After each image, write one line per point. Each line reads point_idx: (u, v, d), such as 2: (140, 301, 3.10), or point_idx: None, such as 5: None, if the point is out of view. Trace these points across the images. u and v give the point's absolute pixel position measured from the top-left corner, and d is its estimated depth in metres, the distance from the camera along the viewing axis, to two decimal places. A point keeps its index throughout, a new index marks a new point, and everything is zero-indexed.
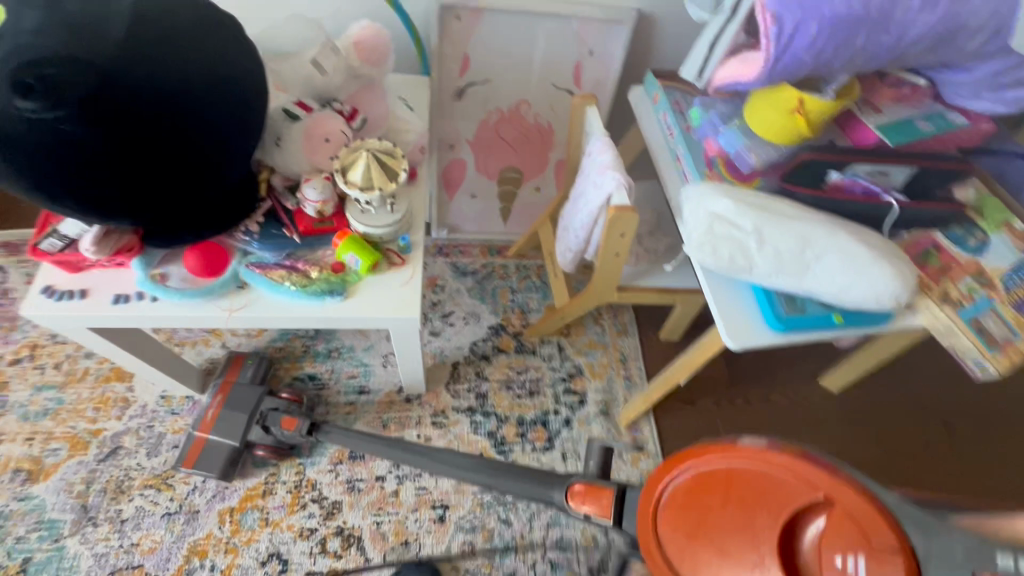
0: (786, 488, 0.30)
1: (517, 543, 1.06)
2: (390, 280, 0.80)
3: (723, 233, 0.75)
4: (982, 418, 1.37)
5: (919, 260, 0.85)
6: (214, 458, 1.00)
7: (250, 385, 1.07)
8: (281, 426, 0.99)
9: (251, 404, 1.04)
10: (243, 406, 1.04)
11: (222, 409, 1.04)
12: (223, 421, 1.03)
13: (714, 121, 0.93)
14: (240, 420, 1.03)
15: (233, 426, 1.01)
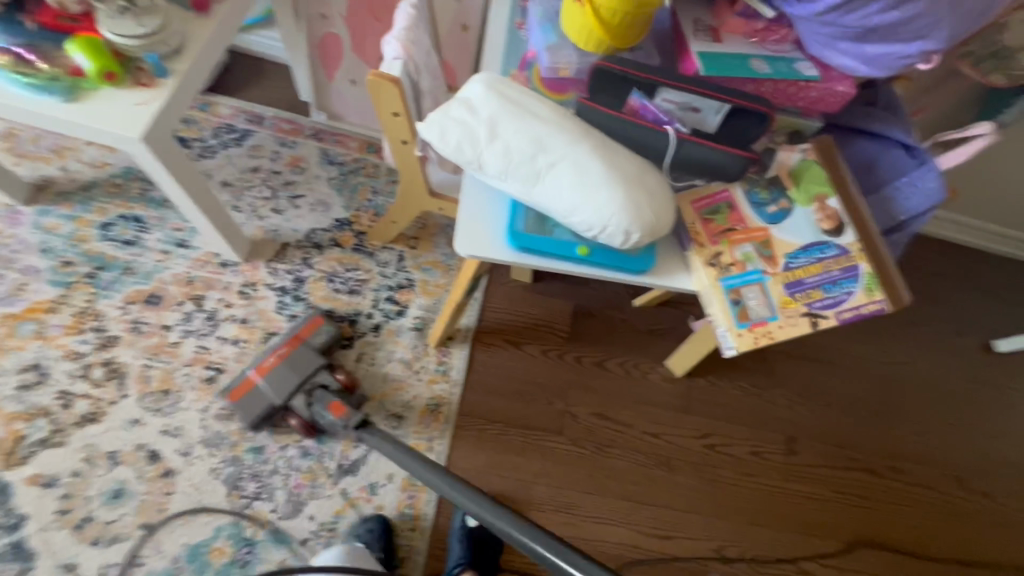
0: None
1: (277, 423, 1.05)
2: (129, 97, 0.76)
3: (458, 118, 0.67)
4: (832, 444, 1.26)
5: (704, 214, 0.75)
6: (255, 406, 0.99)
7: (310, 352, 1.04)
8: (326, 408, 0.97)
9: (308, 372, 1.01)
10: (301, 373, 1.01)
11: (284, 364, 1.02)
12: (277, 378, 1.01)
13: (537, 15, 0.81)
14: (291, 384, 1.00)
15: (284, 383, 1.00)
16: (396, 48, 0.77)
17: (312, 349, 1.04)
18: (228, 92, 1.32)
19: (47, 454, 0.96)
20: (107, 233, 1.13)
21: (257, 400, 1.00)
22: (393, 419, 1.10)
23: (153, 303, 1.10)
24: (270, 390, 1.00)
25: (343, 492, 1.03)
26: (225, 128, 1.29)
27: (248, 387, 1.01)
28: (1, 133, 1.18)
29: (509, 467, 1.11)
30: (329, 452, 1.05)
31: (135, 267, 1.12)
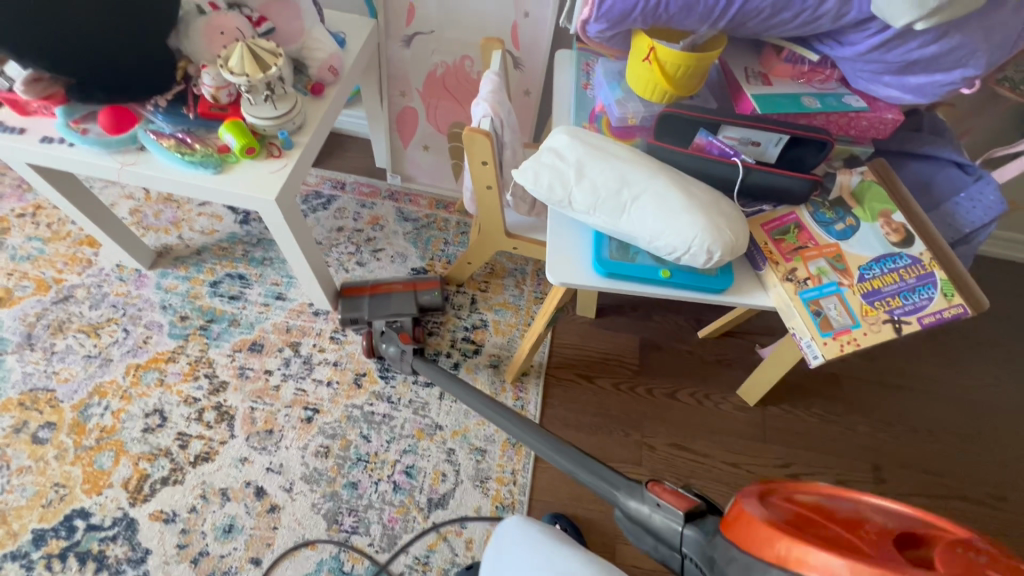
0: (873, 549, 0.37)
1: (369, 458, 1.11)
2: (265, 166, 0.91)
3: (548, 163, 0.78)
4: (920, 471, 1.22)
5: (774, 235, 0.81)
6: (353, 308, 1.17)
7: (412, 301, 1.18)
8: (393, 339, 1.12)
9: (400, 310, 1.16)
10: (397, 305, 1.17)
11: (389, 295, 1.18)
12: (379, 300, 1.18)
13: (604, 76, 0.93)
14: (386, 309, 1.16)
15: (381, 304, 1.17)
16: (485, 109, 0.91)
17: (415, 301, 1.19)
18: (316, 165, 1.50)
19: (166, 492, 1.04)
20: (217, 290, 1.28)
21: (350, 308, 1.17)
22: (476, 452, 1.14)
23: (256, 350, 1.21)
24: (367, 305, 1.17)
25: (434, 526, 1.06)
26: (313, 194, 1.45)
27: (357, 295, 1.19)
28: (129, 210, 1.37)
29: (592, 498, 1.12)
30: (419, 486, 1.09)
31: (241, 318, 1.24)
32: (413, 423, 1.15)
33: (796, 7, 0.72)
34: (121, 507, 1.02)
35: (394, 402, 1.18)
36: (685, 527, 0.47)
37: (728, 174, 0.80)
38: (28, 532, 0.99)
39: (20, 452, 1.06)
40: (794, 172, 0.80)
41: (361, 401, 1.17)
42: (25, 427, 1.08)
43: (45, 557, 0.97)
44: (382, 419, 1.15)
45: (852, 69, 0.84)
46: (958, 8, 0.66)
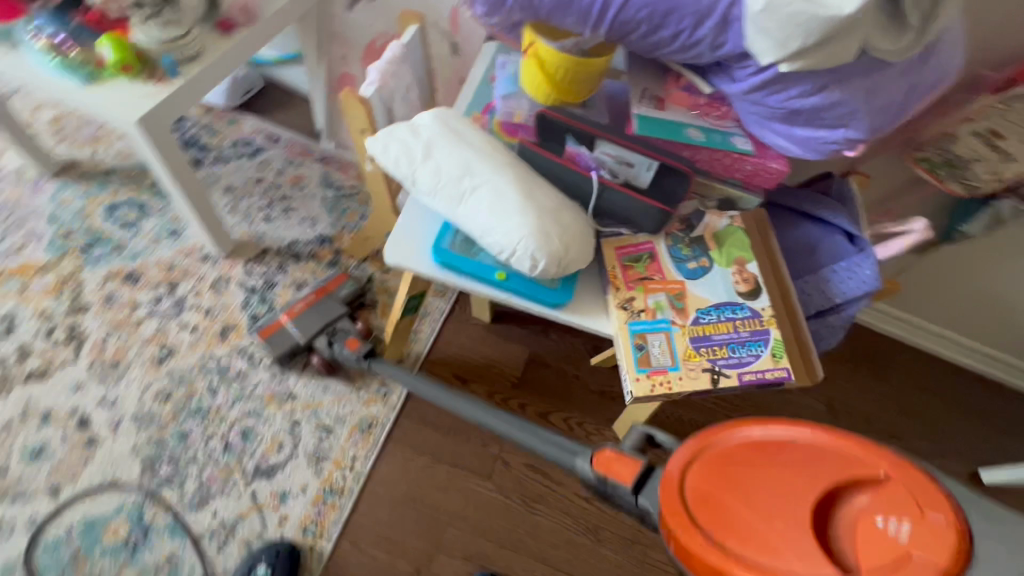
0: (805, 460, 0.41)
1: (209, 412, 1.07)
2: (141, 89, 0.88)
3: (401, 137, 0.75)
4: None
5: (625, 260, 0.78)
6: (283, 341, 1.08)
7: (335, 302, 1.12)
8: (343, 346, 1.06)
9: (331, 317, 1.10)
10: (323, 316, 1.10)
11: (312, 306, 1.11)
12: (305, 319, 1.10)
13: (505, 70, 0.90)
14: (316, 325, 1.09)
15: (311, 322, 1.09)
16: (374, 77, 0.86)
17: (338, 300, 1.13)
18: (256, 114, 1.48)
19: None
20: (112, 213, 1.25)
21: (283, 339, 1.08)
22: (322, 429, 1.10)
23: (131, 280, 1.18)
24: (296, 330, 1.09)
25: (252, 494, 1.02)
26: (242, 142, 1.43)
27: (276, 328, 1.09)
28: (50, 117, 1.34)
29: (426, 502, 1.07)
30: (251, 450, 1.05)
31: (126, 246, 1.21)
32: (266, 387, 1.11)
33: (673, 28, 0.69)
34: None
35: (254, 362, 1.14)
36: (640, 499, 0.46)
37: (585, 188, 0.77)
38: None
39: None
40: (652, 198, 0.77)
41: (221, 354, 1.13)
42: None
43: None
44: (236, 376, 1.11)
45: (745, 111, 0.80)
46: (822, 59, 0.63)
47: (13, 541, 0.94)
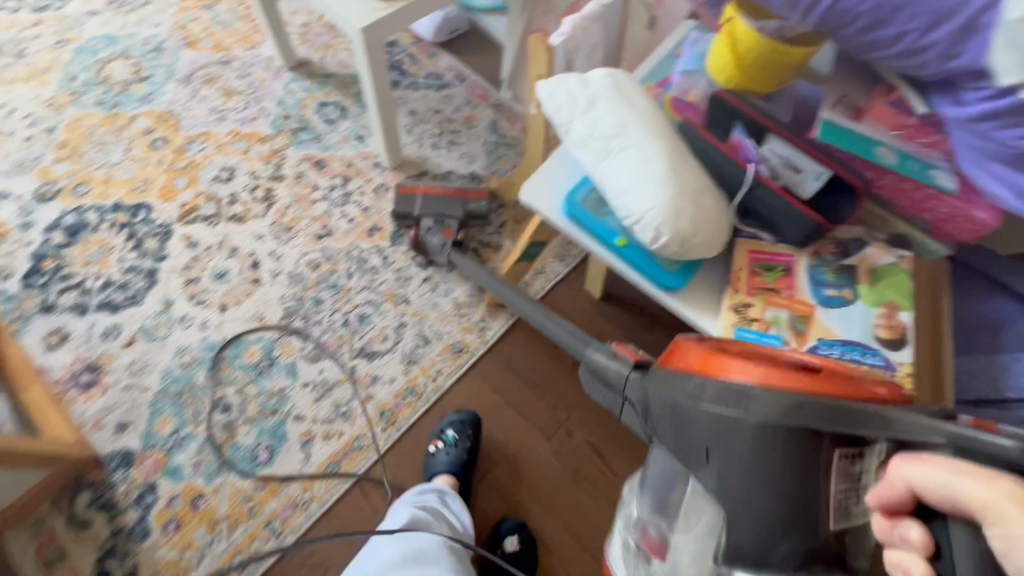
0: (806, 365, 0.51)
1: (342, 291, 1.25)
2: (373, 3, 1.03)
3: (570, 86, 0.78)
4: None
5: (755, 266, 0.73)
6: (405, 204, 1.26)
7: (460, 207, 1.26)
8: (438, 233, 1.25)
9: (447, 213, 1.25)
10: (446, 207, 1.25)
11: (442, 197, 1.26)
12: (430, 200, 1.26)
13: (693, 47, 0.87)
14: (434, 209, 1.25)
15: (433, 204, 1.26)
16: (565, 26, 0.88)
17: (463, 208, 1.26)
18: (454, 53, 1.62)
19: (202, 226, 1.30)
20: (321, 109, 1.48)
21: (407, 204, 1.26)
22: (421, 337, 1.22)
23: (318, 167, 1.40)
24: (419, 203, 1.26)
25: (352, 368, 1.18)
26: (435, 75, 1.58)
27: (410, 192, 1.27)
28: (301, 21, 1.61)
29: (485, 434, 1.14)
30: (362, 333, 1.21)
31: (323, 138, 1.44)
32: (388, 287, 1.27)
33: (900, 27, 0.62)
34: (170, 219, 1.30)
35: (387, 263, 1.29)
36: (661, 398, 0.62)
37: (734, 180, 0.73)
38: (113, 199, 1.31)
39: (139, 147, 1.38)
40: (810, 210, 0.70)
41: (365, 247, 1.31)
42: (152, 134, 1.40)
43: (112, 221, 1.28)
44: (370, 269, 1.28)
45: (963, 141, 0.66)
46: None
47: (187, 331, 1.18)
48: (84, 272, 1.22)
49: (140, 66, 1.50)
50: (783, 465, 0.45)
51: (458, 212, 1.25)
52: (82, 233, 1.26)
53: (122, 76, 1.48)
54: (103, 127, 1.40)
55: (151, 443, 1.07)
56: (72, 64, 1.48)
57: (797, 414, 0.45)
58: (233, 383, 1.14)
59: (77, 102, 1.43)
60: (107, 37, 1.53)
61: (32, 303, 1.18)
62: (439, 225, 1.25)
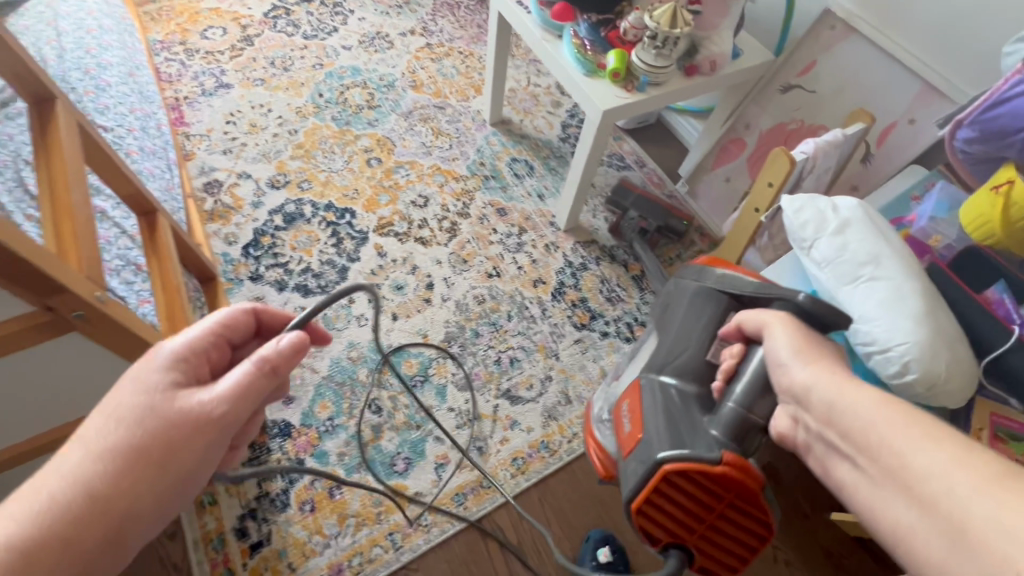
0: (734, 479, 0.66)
1: (500, 330, 1.32)
2: (615, 91, 1.15)
3: (819, 205, 0.81)
4: None
5: (997, 429, 0.69)
6: (621, 195, 1.42)
7: (664, 217, 1.40)
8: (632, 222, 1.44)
9: (647, 213, 1.40)
10: (653, 212, 1.40)
11: (653, 202, 1.41)
12: (641, 200, 1.42)
13: (938, 193, 0.88)
14: (642, 207, 1.41)
15: (642, 202, 1.42)
16: (808, 147, 0.97)
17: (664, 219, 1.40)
18: (638, 141, 1.72)
19: (393, 241, 1.44)
20: (512, 164, 1.62)
21: (622, 195, 1.42)
22: (564, 395, 1.24)
23: (499, 213, 1.52)
24: (631, 198, 1.42)
25: (496, 406, 1.21)
26: (617, 156, 1.68)
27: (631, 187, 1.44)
28: (511, 85, 1.80)
29: (609, 513, 1.12)
30: (511, 374, 1.26)
31: (509, 190, 1.56)
32: (543, 338, 1.32)
33: None
34: (368, 228, 1.45)
35: (545, 315, 1.35)
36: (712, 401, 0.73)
37: (722, 297, 0.82)
38: (327, 199, 1.49)
39: (357, 161, 1.58)
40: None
41: (528, 296, 1.38)
42: (369, 153, 1.60)
43: (323, 217, 1.46)
44: (529, 316, 1.34)
45: None
46: None
47: (361, 329, 1.28)
48: (291, 254, 1.38)
49: (373, 96, 1.73)
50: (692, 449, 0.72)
51: (658, 216, 1.40)
52: (297, 222, 1.44)
53: (357, 101, 1.72)
54: (333, 139, 1.62)
55: (309, 422, 1.15)
56: (322, 83, 1.74)
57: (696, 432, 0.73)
58: (390, 388, 1.21)
59: (319, 114, 1.67)
60: (354, 68, 1.80)
61: (245, 270, 1.35)
62: (640, 217, 1.42)
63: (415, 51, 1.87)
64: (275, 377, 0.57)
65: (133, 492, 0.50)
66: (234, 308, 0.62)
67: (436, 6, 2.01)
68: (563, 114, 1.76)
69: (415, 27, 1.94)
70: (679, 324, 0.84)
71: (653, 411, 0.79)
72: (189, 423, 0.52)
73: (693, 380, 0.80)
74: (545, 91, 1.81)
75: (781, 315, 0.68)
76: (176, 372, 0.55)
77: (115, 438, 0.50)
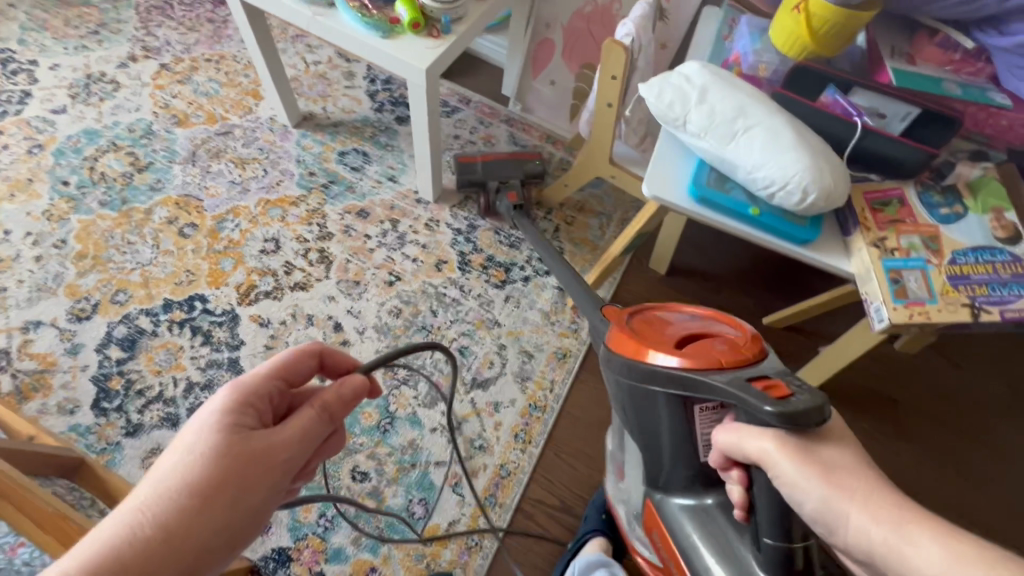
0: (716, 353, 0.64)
1: (432, 330, 1.24)
2: (424, 42, 1.04)
3: (675, 83, 0.84)
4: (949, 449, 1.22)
5: (875, 204, 0.83)
6: (471, 170, 1.33)
7: (520, 167, 1.35)
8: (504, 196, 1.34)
9: (506, 174, 1.34)
10: (508, 169, 1.34)
11: (500, 161, 1.35)
12: (490, 166, 1.34)
13: (747, 26, 0.95)
14: (498, 171, 1.34)
15: (493, 169, 1.34)
16: (630, 29, 1.00)
17: (522, 169, 1.35)
18: (451, 79, 1.62)
19: (268, 302, 1.23)
20: (343, 159, 1.44)
21: (470, 170, 1.33)
22: (525, 353, 1.24)
23: (362, 217, 1.36)
24: (482, 168, 1.33)
25: (472, 401, 1.18)
26: (440, 103, 1.58)
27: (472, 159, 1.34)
28: (289, 75, 1.55)
29: None
30: (467, 364, 1.21)
31: (356, 187, 1.40)
32: (476, 314, 1.27)
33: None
34: (231, 304, 1.22)
35: (465, 292, 1.29)
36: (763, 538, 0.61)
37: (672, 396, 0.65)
38: (160, 299, 1.21)
39: (168, 239, 1.28)
40: (750, 353, 0.63)
41: (438, 282, 1.30)
42: (176, 222, 1.30)
43: (169, 320, 1.19)
44: (451, 301, 1.28)
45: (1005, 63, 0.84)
46: None
47: None
48: (159, 381, 1.13)
49: (135, 155, 1.38)
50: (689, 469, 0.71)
51: (515, 169, 1.34)
52: (141, 341, 1.16)
53: (118, 169, 1.36)
54: (119, 227, 1.28)
55: (301, 534, 1.02)
56: (55, 168, 1.34)
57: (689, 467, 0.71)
58: (363, 449, 1.10)
59: (79, 207, 1.30)
60: (86, 132, 1.40)
61: (114, 429, 1.08)
62: (502, 184, 1.34)
63: (152, 79, 1.49)
64: (332, 422, 0.53)
65: (206, 526, 0.44)
66: (301, 346, 0.56)
67: (143, 15, 1.60)
68: (363, 82, 1.58)
69: (132, 50, 1.54)
70: (668, 453, 0.71)
71: (693, 544, 0.74)
72: (260, 459, 0.47)
73: (707, 488, 0.74)
74: (329, 65, 1.59)
75: (767, 444, 0.53)
76: (241, 411, 0.49)
77: (186, 475, 0.45)
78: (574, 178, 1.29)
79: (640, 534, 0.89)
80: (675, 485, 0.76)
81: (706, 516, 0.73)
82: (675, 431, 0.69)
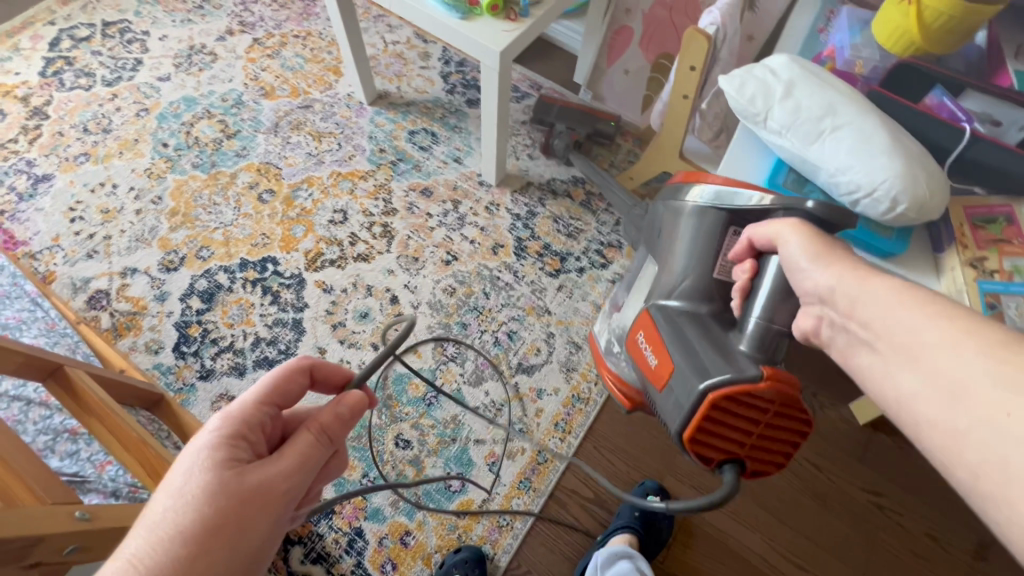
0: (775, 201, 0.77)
1: (484, 311, 1.26)
2: (500, 25, 1.04)
3: (758, 76, 0.80)
4: None
5: (976, 221, 0.76)
6: (544, 109, 1.41)
7: (591, 120, 1.40)
8: (564, 137, 1.40)
9: (576, 121, 1.40)
10: (579, 119, 1.40)
11: (571, 111, 1.41)
12: (565, 111, 1.40)
13: (846, 19, 0.89)
14: (570, 118, 1.40)
15: (564, 114, 1.40)
16: (715, 18, 0.96)
17: (591, 123, 1.40)
18: (524, 64, 1.62)
19: (332, 270, 1.30)
20: (413, 138, 1.48)
21: (545, 110, 1.40)
22: (572, 344, 1.23)
23: (425, 195, 1.40)
24: (555, 111, 1.40)
25: (515, 385, 1.19)
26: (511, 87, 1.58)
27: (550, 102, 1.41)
28: (369, 54, 1.61)
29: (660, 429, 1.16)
30: (514, 349, 1.22)
31: (422, 166, 1.44)
32: (527, 300, 1.28)
33: None
34: (299, 268, 1.30)
35: (518, 277, 1.30)
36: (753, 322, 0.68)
37: (721, 212, 0.79)
38: (237, 258, 1.30)
39: (248, 203, 1.37)
40: None
41: (493, 266, 1.31)
42: (257, 188, 1.39)
43: (244, 279, 1.28)
44: (504, 285, 1.29)
45: None
46: None
47: None
48: (231, 333, 1.22)
49: (226, 123, 1.48)
50: (706, 249, 0.80)
51: (586, 118, 1.40)
52: (218, 295, 1.26)
53: (210, 135, 1.47)
54: (207, 189, 1.39)
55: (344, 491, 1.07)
56: (157, 130, 1.46)
57: (707, 261, 0.80)
58: (408, 418, 1.15)
59: (175, 167, 1.41)
60: (186, 99, 1.52)
61: (189, 372, 1.18)
62: (569, 130, 1.40)
63: (245, 52, 1.59)
64: (332, 444, 0.51)
65: (203, 569, 0.43)
66: (285, 365, 0.54)
67: None
68: (437, 64, 1.60)
69: (230, 24, 1.64)
70: (688, 246, 0.82)
71: (673, 338, 0.74)
72: (258, 494, 0.46)
73: (704, 299, 0.78)
74: (406, 45, 1.63)
75: (786, 226, 0.63)
76: (234, 444, 0.48)
77: (179, 521, 0.44)
78: (640, 171, 1.25)
79: (625, 354, 0.97)
80: (676, 283, 0.81)
81: (700, 322, 0.76)
82: (705, 244, 0.81)
